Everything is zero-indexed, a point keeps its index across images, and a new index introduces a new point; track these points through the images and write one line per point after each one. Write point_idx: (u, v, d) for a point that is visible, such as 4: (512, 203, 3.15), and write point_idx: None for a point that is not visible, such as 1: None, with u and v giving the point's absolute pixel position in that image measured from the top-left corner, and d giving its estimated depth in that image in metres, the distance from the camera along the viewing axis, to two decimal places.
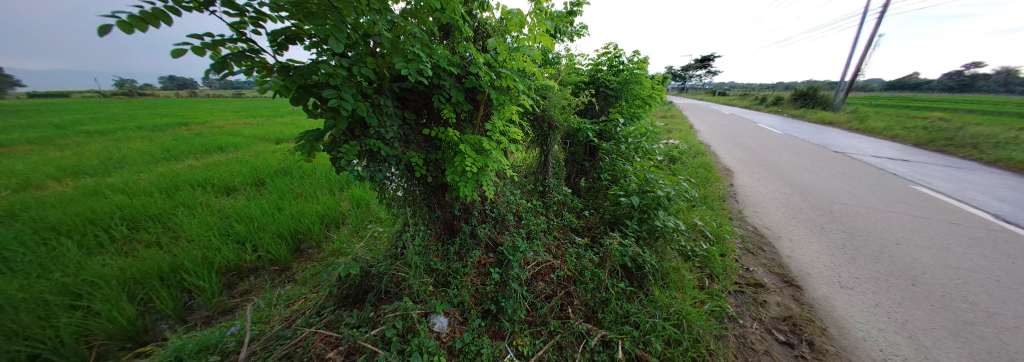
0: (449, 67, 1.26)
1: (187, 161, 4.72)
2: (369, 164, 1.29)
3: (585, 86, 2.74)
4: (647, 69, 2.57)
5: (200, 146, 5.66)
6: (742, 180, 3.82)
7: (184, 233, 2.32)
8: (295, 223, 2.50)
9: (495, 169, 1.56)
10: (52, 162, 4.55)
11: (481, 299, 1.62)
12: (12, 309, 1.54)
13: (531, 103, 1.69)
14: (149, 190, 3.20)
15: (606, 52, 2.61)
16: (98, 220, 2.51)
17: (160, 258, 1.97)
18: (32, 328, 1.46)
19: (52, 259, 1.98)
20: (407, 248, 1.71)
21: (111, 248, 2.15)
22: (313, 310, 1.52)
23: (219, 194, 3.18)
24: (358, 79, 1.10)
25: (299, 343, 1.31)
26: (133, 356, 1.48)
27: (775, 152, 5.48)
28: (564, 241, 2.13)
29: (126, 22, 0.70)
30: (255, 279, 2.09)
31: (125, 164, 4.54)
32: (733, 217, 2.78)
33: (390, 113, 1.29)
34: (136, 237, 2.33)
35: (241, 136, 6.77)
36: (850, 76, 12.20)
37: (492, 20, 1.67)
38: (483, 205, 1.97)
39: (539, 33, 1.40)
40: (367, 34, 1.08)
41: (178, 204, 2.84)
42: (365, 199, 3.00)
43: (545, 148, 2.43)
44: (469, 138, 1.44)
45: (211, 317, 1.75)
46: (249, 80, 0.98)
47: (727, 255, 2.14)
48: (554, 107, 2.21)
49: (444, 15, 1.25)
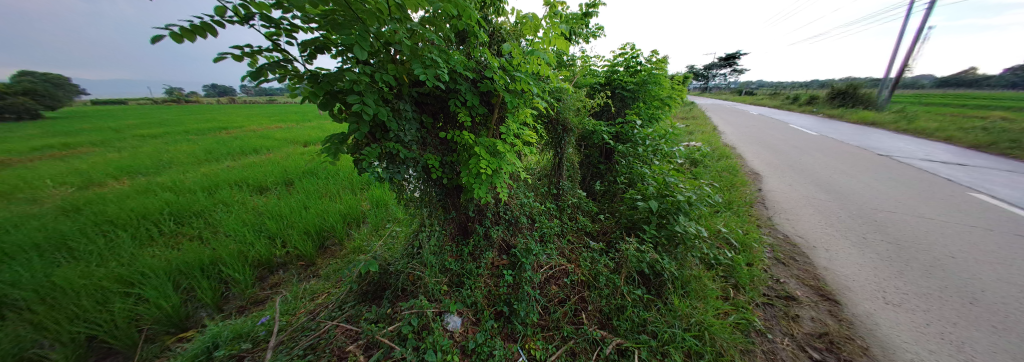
0: (465, 72, 1.29)
1: (225, 162, 5.11)
2: (389, 166, 1.35)
3: (601, 88, 2.70)
4: (666, 69, 2.50)
5: (236, 149, 6.11)
6: (771, 184, 3.61)
7: (222, 228, 2.51)
8: (320, 222, 2.63)
9: (509, 172, 1.58)
10: (113, 162, 5.09)
11: (494, 300, 1.64)
12: (77, 294, 1.72)
13: (545, 105, 1.70)
14: (193, 189, 3.49)
15: (622, 53, 2.56)
16: (150, 215, 2.77)
17: (201, 251, 2.14)
18: (92, 311, 1.64)
19: (111, 250, 2.21)
20: (423, 247, 1.75)
21: (160, 241, 2.36)
22: (334, 304, 1.59)
23: (253, 193, 3.41)
24: (380, 85, 1.16)
25: (322, 335, 1.38)
26: (176, 340, 1.63)
27: (809, 154, 5.14)
28: (579, 245, 2.11)
29: (177, 35, 0.78)
30: (283, 273, 2.22)
31: (172, 165, 4.97)
32: (761, 224, 2.63)
33: (409, 117, 1.34)
34: (181, 231, 2.55)
35: (273, 139, 7.23)
36: (895, 73, 11.23)
37: (507, 25, 1.72)
38: (497, 206, 1.99)
39: (553, 36, 1.39)
40: (388, 43, 1.13)
41: (217, 202, 3.07)
42: (384, 199, 3.11)
43: (559, 151, 2.42)
44: (484, 141, 1.46)
45: (244, 307, 1.89)
46: (282, 87, 1.06)
47: (754, 264, 2.03)
48: (568, 109, 2.20)
49: (461, 22, 1.29)
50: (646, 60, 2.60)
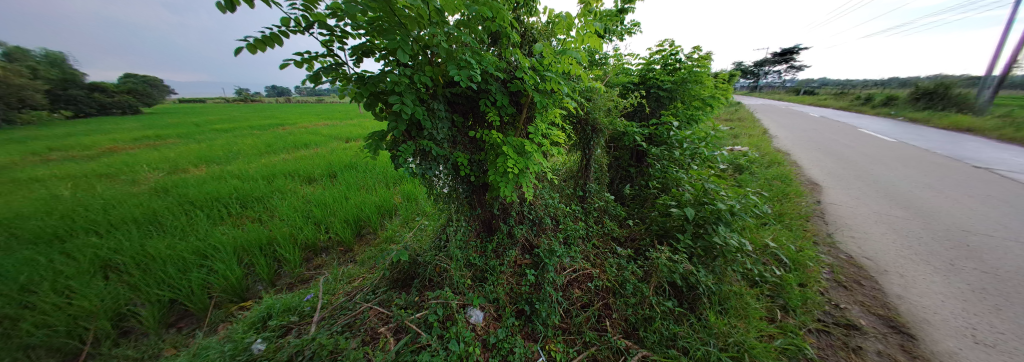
0: (496, 73, 1.32)
1: (281, 154, 5.73)
2: (421, 162, 1.43)
3: (634, 87, 2.59)
4: (709, 66, 2.32)
5: (290, 143, 6.81)
6: (831, 197, 3.20)
7: (277, 213, 2.83)
8: (358, 212, 2.84)
9: (536, 171, 1.59)
10: (195, 152, 5.94)
11: (516, 298, 1.66)
12: (165, 262, 2.06)
13: (575, 105, 1.68)
14: (255, 177, 3.97)
15: (660, 50, 2.43)
16: (221, 198, 3.19)
17: (260, 231, 2.43)
18: (176, 277, 1.94)
19: (192, 226, 2.60)
20: (450, 241, 1.82)
21: (228, 221, 2.72)
22: (368, 289, 1.72)
23: (303, 183, 3.79)
24: (418, 86, 1.23)
25: (357, 316, 1.50)
26: (239, 308, 1.88)
27: (882, 163, 4.48)
28: (604, 250, 2.05)
29: (251, 44, 0.91)
30: (326, 256, 2.44)
31: (239, 156, 5.68)
32: (818, 241, 2.34)
33: (442, 117, 1.41)
34: (244, 213, 2.91)
35: (320, 135, 7.95)
36: (1004, 68, 9.32)
37: (538, 25, 1.73)
38: (522, 205, 2.01)
39: (586, 34, 1.36)
40: (427, 46, 1.20)
41: (274, 189, 3.46)
42: (415, 194, 3.29)
43: (587, 152, 2.36)
44: (512, 140, 1.49)
45: (293, 284, 2.11)
46: (333, 88, 1.17)
47: (808, 286, 1.83)
48: (599, 110, 2.13)
49: (494, 23, 1.32)
50: (687, 57, 2.44)
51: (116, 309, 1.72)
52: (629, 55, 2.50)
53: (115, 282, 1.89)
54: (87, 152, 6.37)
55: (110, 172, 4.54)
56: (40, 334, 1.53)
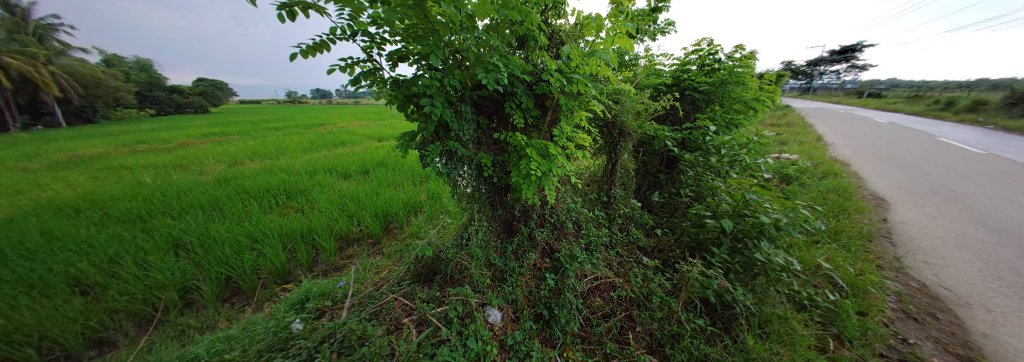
0: (523, 76, 1.33)
1: (321, 151, 6.23)
2: (447, 162, 1.47)
3: (666, 89, 2.46)
4: (754, 66, 2.13)
5: (329, 141, 7.38)
6: (901, 214, 2.79)
7: (317, 205, 3.07)
8: (387, 207, 2.99)
9: (559, 175, 1.58)
10: (250, 148, 6.64)
11: (535, 302, 1.64)
12: (223, 243, 2.32)
13: (602, 108, 1.64)
14: (299, 171, 4.35)
15: (697, 49, 2.29)
16: (270, 189, 3.54)
17: (302, 221, 2.66)
18: (231, 257, 2.19)
19: (246, 213, 2.91)
20: (471, 240, 1.86)
21: (276, 210, 3.01)
22: (393, 281, 1.80)
23: (339, 178, 4.08)
24: (447, 89, 1.28)
25: (383, 305, 1.58)
26: (281, 290, 2.07)
27: (967, 178, 3.84)
28: (629, 260, 1.97)
29: (303, 51, 1.00)
30: (357, 247, 2.60)
31: (286, 152, 6.27)
32: (883, 265, 2.05)
33: (469, 119, 1.44)
34: (289, 204, 3.20)
35: (356, 134, 8.52)
36: None
37: (566, 27, 1.72)
38: (544, 208, 1.99)
39: (616, 34, 1.31)
40: (457, 50, 1.24)
41: (315, 183, 3.77)
42: (439, 192, 3.40)
43: (613, 156, 2.28)
44: (536, 143, 1.48)
45: (328, 271, 2.28)
46: (370, 91, 1.26)
47: (868, 315, 1.60)
48: (627, 113, 2.06)
49: (522, 27, 1.33)
50: (727, 56, 2.27)
51: (183, 283, 1.98)
52: (663, 56, 2.38)
53: (184, 259, 2.17)
54: (167, 146, 7.39)
55: (183, 163, 5.23)
56: (127, 299, 1.80)
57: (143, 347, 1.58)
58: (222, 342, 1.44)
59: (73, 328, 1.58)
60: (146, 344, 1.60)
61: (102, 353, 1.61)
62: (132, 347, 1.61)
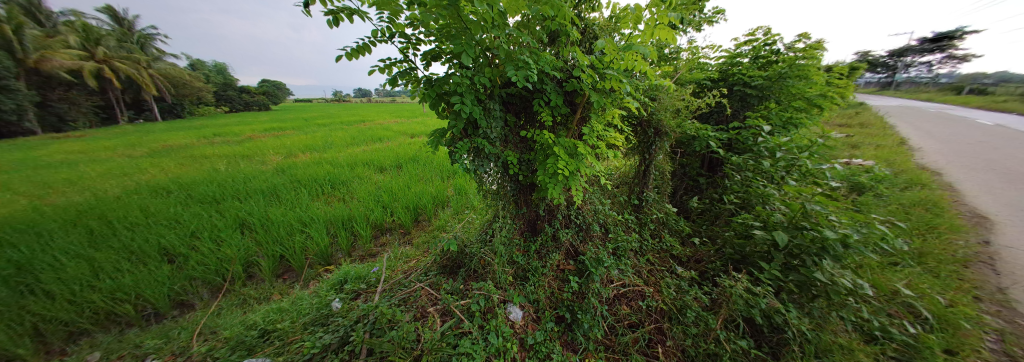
0: (553, 72, 1.29)
1: (361, 146, 6.70)
2: (475, 158, 1.48)
3: (711, 84, 2.25)
4: (821, 57, 1.85)
5: (368, 137, 7.91)
6: (1016, 236, 2.27)
7: (356, 195, 3.30)
8: (417, 200, 3.11)
9: (587, 175, 1.52)
10: (302, 142, 7.35)
11: (557, 303, 1.60)
12: (278, 226, 2.59)
13: (637, 106, 1.53)
14: (341, 164, 4.71)
15: (750, 39, 2.05)
16: (317, 179, 3.88)
17: (343, 208, 2.87)
18: (284, 238, 2.43)
19: (297, 199, 3.22)
20: (495, 236, 1.86)
21: (321, 198, 3.29)
22: (421, 270, 1.87)
23: (376, 171, 4.35)
24: (477, 86, 1.29)
25: (411, 293, 1.64)
26: (324, 270, 2.26)
27: None
28: (660, 268, 1.84)
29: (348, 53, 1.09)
30: (389, 236, 2.75)
31: (331, 145, 6.84)
32: (987, 297, 1.68)
33: (496, 116, 1.44)
34: (332, 193, 3.48)
35: (392, 130, 9.03)
36: None
37: (600, 20, 1.65)
38: (569, 209, 1.95)
39: (657, 25, 1.20)
40: (488, 48, 1.24)
41: (355, 175, 4.06)
42: (466, 188, 3.47)
43: (647, 157, 2.14)
44: (564, 141, 1.44)
45: (363, 257, 2.44)
46: (405, 90, 1.32)
47: (964, 356, 1.32)
48: (664, 111, 1.91)
49: (554, 22, 1.29)
50: (787, 47, 2.01)
51: (246, 258, 2.23)
52: (708, 48, 2.17)
53: (246, 237, 2.46)
54: (237, 138, 8.46)
55: (248, 154, 5.94)
56: (203, 269, 2.07)
57: (214, 310, 1.81)
58: (275, 312, 1.60)
59: (163, 290, 1.87)
60: (216, 308, 1.83)
61: (184, 312, 1.89)
62: (206, 309, 1.86)
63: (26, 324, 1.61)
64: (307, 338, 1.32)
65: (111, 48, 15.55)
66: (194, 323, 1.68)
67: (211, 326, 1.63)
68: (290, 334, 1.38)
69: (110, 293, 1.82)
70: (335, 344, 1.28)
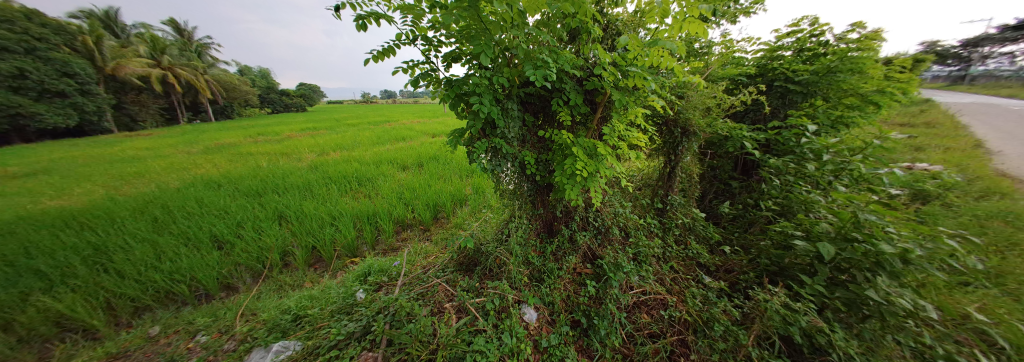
0: (573, 71, 1.25)
1: (386, 145, 7.00)
2: (492, 158, 1.48)
3: (747, 81, 2.08)
4: (879, 48, 1.65)
5: (392, 136, 8.24)
6: None
7: (380, 191, 3.44)
8: (436, 198, 3.18)
9: (607, 176, 1.46)
10: (332, 140, 7.82)
11: (572, 307, 1.56)
12: (310, 219, 2.75)
13: (663, 104, 1.45)
14: (367, 162, 4.94)
15: (794, 31, 1.87)
16: (345, 176, 4.10)
17: (368, 204, 3.00)
18: (316, 230, 2.58)
19: (326, 194, 3.41)
20: (511, 236, 1.84)
21: (349, 194, 3.46)
22: (439, 266, 1.90)
23: (398, 169, 4.52)
24: (496, 86, 1.28)
25: (429, 288, 1.68)
26: (350, 262, 2.37)
27: None
28: (685, 277, 1.74)
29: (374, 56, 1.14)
30: (410, 232, 2.84)
31: (358, 144, 7.21)
32: None
33: (515, 116, 1.42)
34: (358, 189, 3.65)
35: (414, 130, 9.33)
36: None
37: (624, 15, 1.59)
38: (587, 211, 1.90)
39: (685, 19, 1.12)
40: (507, 48, 1.24)
41: (379, 172, 4.24)
42: (483, 187, 3.50)
43: (672, 158, 2.03)
44: (583, 141, 1.40)
45: (385, 251, 2.53)
46: (426, 91, 1.36)
47: None
48: (693, 109, 1.79)
49: (575, 19, 1.26)
50: (837, 37, 1.81)
51: (283, 247, 2.39)
52: (745, 41, 2.01)
53: (283, 228, 2.64)
54: (276, 137, 9.18)
55: (286, 152, 6.42)
56: (247, 255, 2.24)
57: (254, 294, 1.97)
58: (306, 299, 1.70)
59: (212, 274, 2.05)
60: (257, 292, 1.99)
61: (230, 295, 2.07)
62: (248, 293, 2.02)
63: (103, 297, 1.83)
64: (334, 325, 1.39)
65: (174, 56, 17.47)
66: (237, 304, 1.83)
67: (251, 308, 1.76)
68: (318, 320, 1.46)
69: (170, 274, 2.02)
70: (358, 332, 1.33)
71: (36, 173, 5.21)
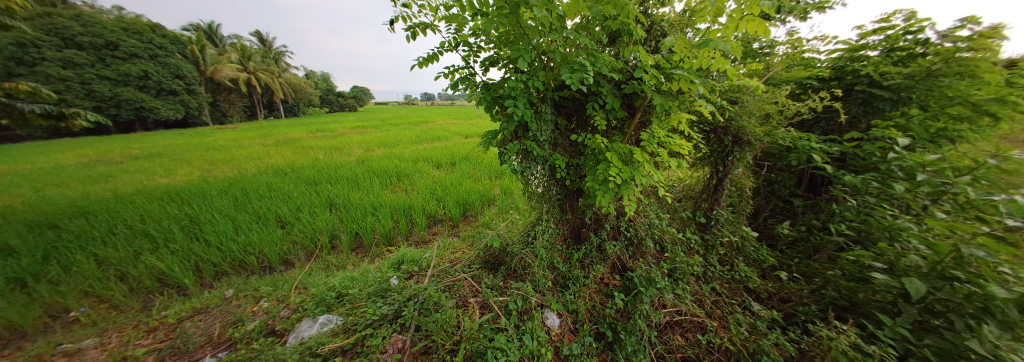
0: (611, 74, 1.22)
1: (423, 144, 7.42)
2: (522, 160, 1.49)
3: (817, 85, 1.83)
4: (1002, 47, 1.34)
5: (430, 136, 8.72)
6: None
7: (416, 187, 3.65)
8: (466, 196, 3.28)
9: (642, 184, 1.39)
10: (377, 138, 8.52)
11: (597, 318, 1.50)
12: (355, 207, 3.03)
13: (711, 110, 1.34)
14: (406, 159, 5.29)
15: (881, 28, 1.61)
16: (386, 171, 4.43)
17: (405, 198, 3.21)
18: (359, 217, 2.82)
19: (369, 187, 3.72)
20: (537, 240, 1.81)
21: (389, 187, 3.74)
22: (465, 262, 1.95)
23: (434, 167, 4.77)
24: (531, 89, 1.30)
25: (455, 281, 1.74)
26: (386, 251, 2.55)
27: None
28: (728, 302, 1.58)
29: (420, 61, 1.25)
30: (440, 227, 2.97)
31: (399, 142, 7.74)
32: None
33: (547, 119, 1.43)
34: (397, 184, 3.92)
35: (450, 131, 9.76)
36: None
37: (670, 16, 1.51)
38: (619, 220, 1.82)
39: (741, 17, 1.03)
40: (544, 52, 1.25)
41: (416, 169, 4.52)
42: (512, 189, 3.54)
43: (719, 169, 1.86)
44: (618, 146, 1.35)
45: (417, 243, 2.68)
46: (464, 94, 1.43)
47: None
48: (748, 116, 1.61)
49: (616, 22, 1.23)
50: (942, 34, 1.51)
51: (332, 231, 2.66)
52: (816, 40, 1.77)
53: (333, 214, 2.94)
54: (331, 134, 10.25)
55: (338, 147, 7.14)
56: (302, 236, 2.53)
57: (307, 270, 2.21)
58: (348, 279, 1.86)
59: (275, 249, 2.36)
60: (308, 269, 2.23)
61: (287, 269, 2.35)
62: (302, 269, 2.27)
63: (194, 260, 2.21)
64: (369, 305, 1.51)
65: (257, 62, 20.47)
66: (293, 278, 2.08)
67: (303, 282, 1.98)
68: (357, 299, 1.60)
69: (243, 246, 2.37)
70: (389, 315, 1.43)
71: (156, 156, 6.46)
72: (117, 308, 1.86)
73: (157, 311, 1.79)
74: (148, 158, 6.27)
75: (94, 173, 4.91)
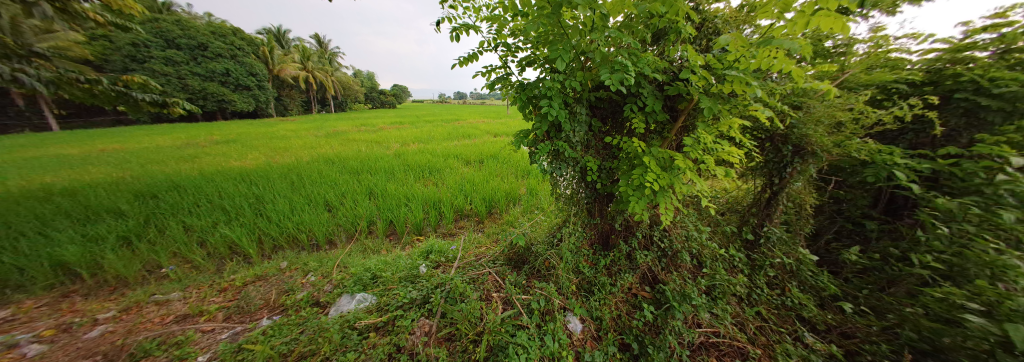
0: (654, 74, 1.16)
1: (454, 141, 7.68)
2: (553, 161, 1.47)
3: (905, 91, 1.57)
4: None
5: (461, 133, 8.99)
6: None
7: (446, 181, 3.80)
8: (492, 194, 3.34)
9: (681, 192, 1.30)
10: (413, 134, 9.00)
11: (622, 329, 1.44)
12: (390, 197, 3.23)
13: (768, 115, 1.21)
14: (438, 154, 5.52)
15: (995, 24, 1.33)
16: (419, 165, 4.66)
17: (436, 191, 3.35)
18: (394, 206, 3.01)
19: (404, 179, 3.95)
20: (563, 242, 1.78)
21: (421, 181, 3.93)
22: (490, 257, 1.98)
23: (463, 163, 4.92)
24: (566, 90, 1.28)
25: (480, 275, 1.78)
26: (416, 239, 2.70)
27: None
28: (775, 330, 1.43)
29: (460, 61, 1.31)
30: (467, 221, 3.06)
31: (432, 138, 8.10)
32: None
33: (581, 120, 1.40)
34: (429, 177, 4.11)
35: (480, 129, 10.00)
36: None
37: (725, 12, 1.41)
38: (652, 229, 1.74)
39: (813, 12, 0.91)
40: (582, 52, 1.23)
41: (447, 165, 4.69)
42: (538, 189, 3.52)
43: (772, 182, 1.68)
44: (656, 151, 1.28)
45: (444, 235, 2.78)
46: (499, 93, 1.47)
47: None
48: (813, 124, 1.45)
49: (663, 19, 1.16)
50: None
51: (370, 217, 2.86)
52: (905, 38, 1.52)
53: (372, 201, 3.16)
54: (372, 128, 11.04)
55: (378, 140, 7.67)
56: (345, 219, 2.76)
57: (348, 251, 2.41)
58: (382, 262, 1.99)
59: (322, 229, 2.60)
60: (349, 250, 2.43)
61: (331, 248, 2.57)
62: (343, 249, 2.48)
63: (257, 234, 2.52)
64: (400, 289, 1.61)
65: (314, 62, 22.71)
66: (335, 257, 2.27)
67: (343, 261, 2.16)
68: (390, 282, 1.71)
69: (296, 224, 2.64)
70: (418, 300, 1.51)
71: (231, 142, 7.46)
72: (197, 268, 2.18)
73: (227, 275, 2.07)
74: (225, 144, 7.26)
75: (184, 154, 5.80)
